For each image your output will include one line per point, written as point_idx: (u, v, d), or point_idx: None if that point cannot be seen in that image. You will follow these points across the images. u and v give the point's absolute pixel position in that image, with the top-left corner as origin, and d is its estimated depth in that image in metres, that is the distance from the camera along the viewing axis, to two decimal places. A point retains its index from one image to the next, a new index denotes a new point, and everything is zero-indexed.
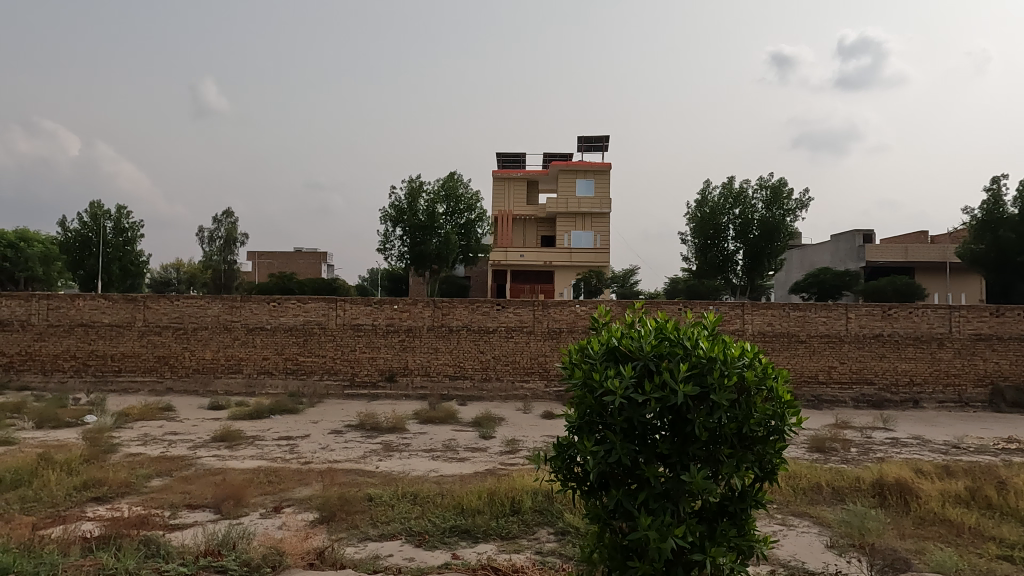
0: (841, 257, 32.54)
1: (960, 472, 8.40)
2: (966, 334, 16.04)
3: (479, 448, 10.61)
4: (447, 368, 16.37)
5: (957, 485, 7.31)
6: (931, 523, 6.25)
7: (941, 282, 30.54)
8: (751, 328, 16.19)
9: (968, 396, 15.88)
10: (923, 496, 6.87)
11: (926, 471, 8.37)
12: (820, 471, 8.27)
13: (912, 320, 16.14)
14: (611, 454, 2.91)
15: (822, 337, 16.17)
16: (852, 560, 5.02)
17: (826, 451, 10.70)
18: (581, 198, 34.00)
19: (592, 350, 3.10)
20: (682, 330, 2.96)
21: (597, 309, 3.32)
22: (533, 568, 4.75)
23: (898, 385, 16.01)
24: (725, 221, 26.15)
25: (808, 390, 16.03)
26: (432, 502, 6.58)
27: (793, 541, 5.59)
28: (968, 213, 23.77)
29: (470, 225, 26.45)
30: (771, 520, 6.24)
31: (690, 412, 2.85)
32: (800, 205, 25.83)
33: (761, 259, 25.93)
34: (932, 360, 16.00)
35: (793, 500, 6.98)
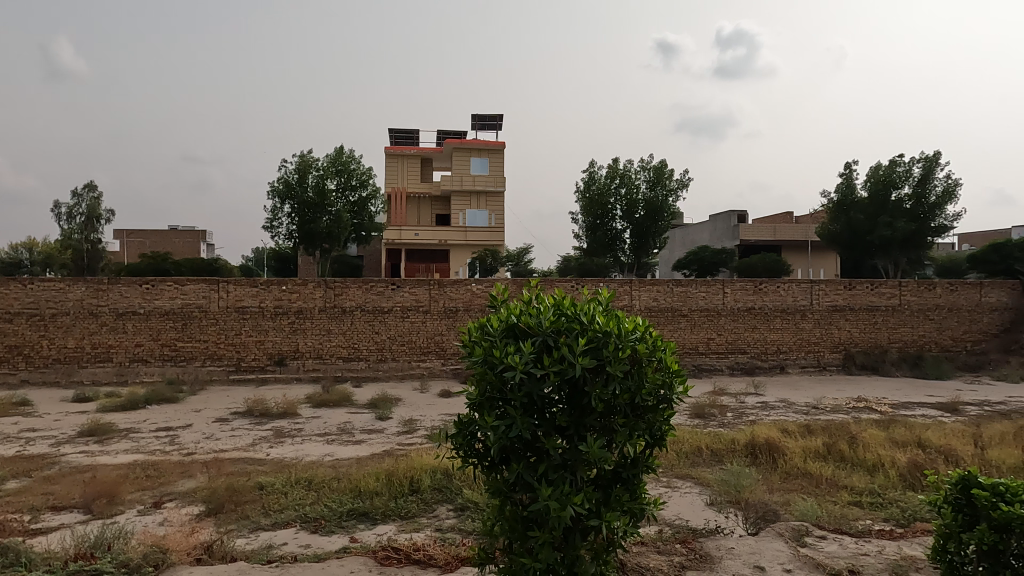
0: (718, 235, 34.75)
1: (818, 430, 9.34)
2: (824, 305, 17.72)
3: (376, 429, 10.46)
4: (341, 350, 15.95)
5: (816, 441, 8.12)
6: (795, 476, 6.93)
7: (803, 259, 33.43)
8: (639, 303, 16.97)
9: (825, 360, 17.62)
10: (788, 453, 7.58)
11: (791, 431, 9.21)
12: (700, 435, 8.87)
13: (779, 293, 17.58)
14: (512, 429, 2.95)
15: (701, 310, 17.26)
16: (730, 515, 5.43)
17: (705, 416, 11.53)
18: (476, 176, 33.98)
19: (492, 328, 3.12)
20: (579, 306, 3.07)
21: (496, 287, 3.34)
22: (435, 545, 4.76)
23: (767, 352, 17.45)
24: (613, 201, 27.07)
25: (690, 360, 17.09)
26: (328, 487, 6.44)
27: (678, 501, 5.99)
28: (826, 196, 26.16)
29: (363, 203, 25.68)
30: (658, 483, 6.64)
31: (587, 384, 2.95)
32: (681, 185, 27.24)
33: (647, 238, 27.20)
34: (796, 329, 17.57)
35: (677, 464, 7.49)
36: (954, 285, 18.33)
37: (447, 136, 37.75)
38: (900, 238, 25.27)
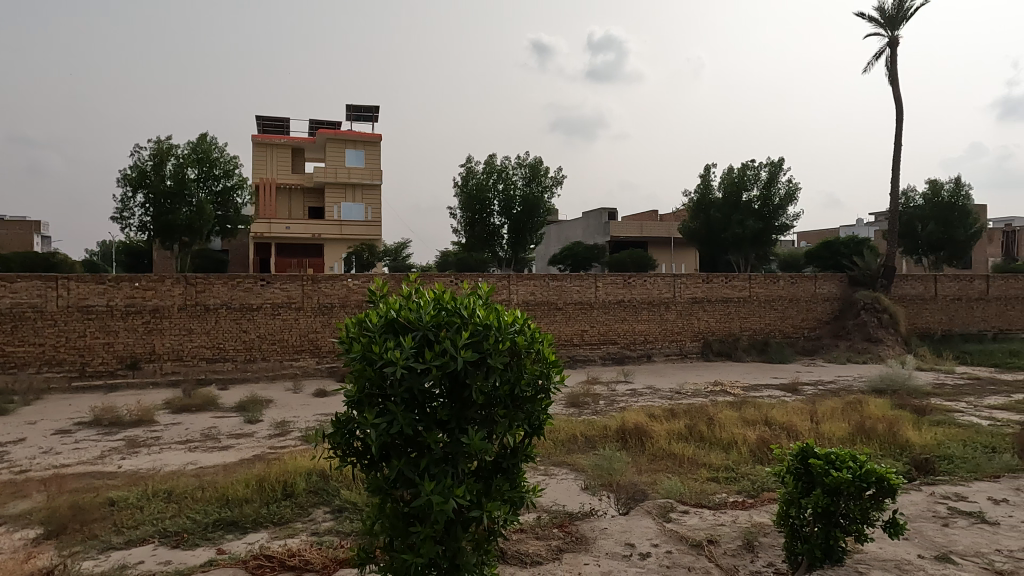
0: (590, 231, 36.25)
1: (680, 413, 10.07)
2: (685, 298, 19.04)
3: (245, 434, 9.89)
4: (204, 351, 14.88)
5: (679, 424, 8.75)
6: (661, 457, 7.42)
7: (667, 254, 35.69)
8: (516, 298, 17.27)
9: (686, 348, 18.97)
10: (654, 436, 8.10)
11: (657, 415, 9.84)
12: (575, 423, 9.24)
13: (646, 287, 18.65)
14: (393, 426, 2.92)
15: (575, 304, 17.91)
16: (602, 497, 5.71)
17: (580, 405, 12.01)
18: (351, 169, 32.98)
19: (371, 323, 3.06)
20: (459, 300, 3.09)
21: (374, 282, 3.29)
22: (310, 550, 4.59)
23: (635, 342, 18.47)
24: (490, 196, 27.35)
25: (566, 352, 17.68)
26: (191, 497, 6.00)
27: (555, 487, 6.22)
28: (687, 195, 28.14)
29: (227, 193, 24.06)
30: (536, 471, 6.84)
31: (468, 377, 2.97)
32: (555, 182, 28.07)
33: (524, 233, 27.80)
34: (661, 321, 18.75)
35: (554, 451, 7.75)
36: (794, 278, 20.42)
37: (319, 126, 36.26)
38: (750, 235, 27.75)
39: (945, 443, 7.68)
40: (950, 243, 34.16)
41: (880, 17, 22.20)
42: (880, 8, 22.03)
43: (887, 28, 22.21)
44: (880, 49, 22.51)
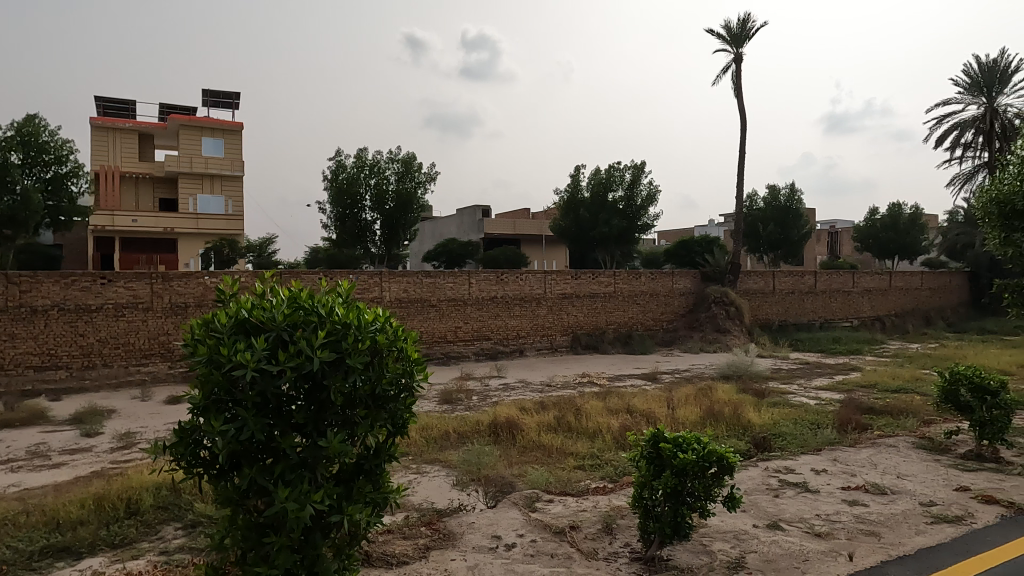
0: (464, 228, 36.42)
1: (550, 405, 10.40)
2: (555, 293, 19.67)
3: (82, 449, 8.90)
4: (31, 358, 13.19)
5: (548, 416, 9.04)
6: (531, 449, 7.63)
7: (539, 251, 36.67)
8: (389, 295, 16.91)
9: (557, 343, 19.63)
10: (524, 429, 8.30)
11: (528, 408, 10.09)
12: (447, 420, 9.24)
13: (518, 283, 19.04)
14: (243, 432, 2.76)
15: (449, 301, 17.87)
16: (471, 492, 5.76)
17: (453, 401, 12.02)
18: (208, 158, 30.70)
19: (219, 324, 2.87)
20: (317, 298, 2.98)
21: (224, 280, 3.09)
22: (156, 571, 4.24)
23: (508, 338, 18.81)
24: (362, 191, 26.62)
25: (440, 349, 17.62)
26: (11, 524, 5.30)
27: (425, 485, 6.17)
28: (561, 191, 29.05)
29: (60, 181, 21.48)
30: (407, 471, 6.76)
31: (326, 378, 2.87)
32: (428, 179, 27.88)
33: (397, 230, 27.40)
34: (532, 316, 19.24)
35: (426, 449, 7.71)
36: (654, 274, 21.77)
37: (170, 111, 33.36)
38: (616, 234, 29.34)
39: (779, 423, 8.55)
40: (785, 243, 38.08)
41: (727, 34, 24.16)
42: (726, 25, 23.98)
43: (732, 44, 24.23)
44: (726, 64, 24.52)
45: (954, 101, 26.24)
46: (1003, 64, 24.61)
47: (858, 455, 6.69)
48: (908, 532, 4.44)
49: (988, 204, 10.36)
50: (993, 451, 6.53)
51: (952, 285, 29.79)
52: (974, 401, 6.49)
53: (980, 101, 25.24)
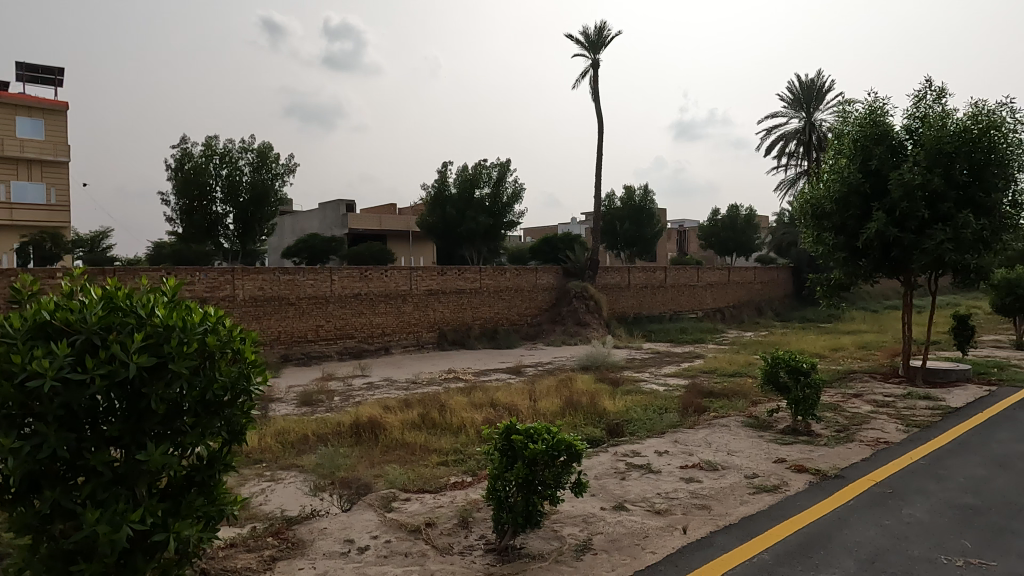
0: (327, 224, 35.00)
1: (414, 403, 10.29)
2: (421, 290, 19.50)
3: None
4: None
5: (412, 413, 8.93)
6: (393, 448, 7.49)
7: (406, 248, 36.18)
8: (242, 294, 15.81)
9: (423, 339, 19.49)
10: (387, 428, 8.15)
11: (391, 407, 9.92)
12: (306, 422, 8.85)
13: (383, 279, 18.64)
14: (44, 449, 2.46)
15: (309, 298, 17.07)
16: (326, 496, 5.54)
17: (313, 403, 11.51)
18: (24, 140, 27.02)
19: (11, 328, 2.53)
20: (134, 298, 2.73)
21: (22, 280, 2.74)
22: None
23: (373, 336, 18.36)
24: (211, 182, 24.75)
25: (299, 349, 16.77)
26: None
27: (278, 493, 5.85)
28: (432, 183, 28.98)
29: None
30: (260, 479, 6.36)
31: (146, 386, 2.64)
32: (287, 170, 26.51)
33: (252, 224, 25.82)
34: (398, 313, 18.93)
35: (282, 454, 7.33)
36: (519, 270, 22.27)
37: None
38: (482, 230, 29.84)
39: (631, 409, 9.09)
40: (640, 240, 40.61)
41: (585, 40, 25.21)
42: (584, 32, 25.07)
43: (590, 50, 25.38)
44: (585, 69, 25.65)
45: (780, 115, 29.37)
46: (818, 84, 27.93)
47: (696, 435, 7.29)
48: (734, 503, 4.91)
49: (804, 206, 11.69)
50: (805, 425, 7.41)
51: (779, 278, 33.35)
52: (790, 381, 7.32)
53: (800, 115, 28.46)
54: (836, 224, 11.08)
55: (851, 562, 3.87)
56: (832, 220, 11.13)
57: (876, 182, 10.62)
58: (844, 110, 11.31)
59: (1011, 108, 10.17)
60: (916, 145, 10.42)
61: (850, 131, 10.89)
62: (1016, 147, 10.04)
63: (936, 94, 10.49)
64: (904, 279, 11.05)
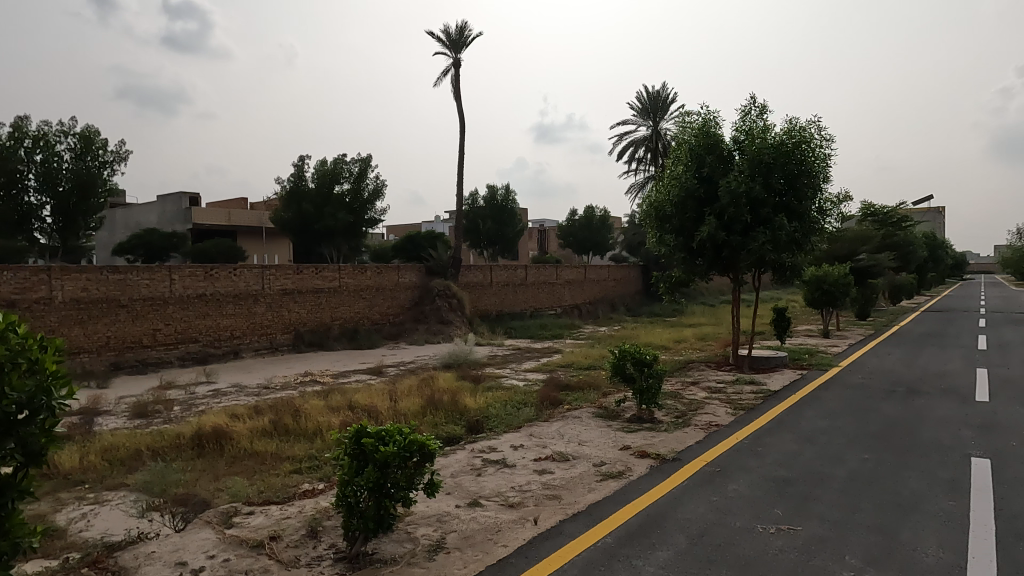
0: (167, 219, 32.03)
1: (266, 409, 9.69)
2: (274, 289, 18.45)
3: None
4: None
5: (263, 420, 8.41)
6: (240, 459, 7.00)
7: (259, 244, 34.08)
8: (61, 295, 14.01)
9: (277, 341, 18.45)
10: (234, 437, 7.61)
11: (239, 414, 9.27)
12: (139, 436, 8.01)
13: (231, 278, 17.39)
14: None
15: (145, 300, 15.51)
16: (157, 516, 5.05)
17: (149, 415, 10.47)
18: None
19: None
20: None
21: None
22: None
23: (220, 339, 17.07)
24: (23, 169, 21.70)
25: (133, 355, 15.18)
26: None
27: (100, 518, 5.23)
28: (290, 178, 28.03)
29: None
30: (79, 504, 5.66)
31: None
32: (117, 158, 23.93)
33: (75, 217, 23.02)
34: (249, 314, 17.75)
35: (109, 474, 6.58)
36: (380, 269, 21.78)
37: None
38: (342, 228, 28.90)
39: (490, 405, 9.21)
40: (502, 239, 41.35)
41: (446, 39, 25.18)
42: (445, 30, 25.04)
43: (451, 49, 25.39)
44: (446, 67, 25.63)
45: (630, 122, 31.22)
46: (663, 95, 30.04)
47: (551, 428, 7.54)
48: (582, 491, 5.13)
49: (648, 209, 12.49)
50: (649, 413, 7.95)
51: (630, 276, 35.49)
52: (636, 372, 7.80)
53: (648, 124, 30.44)
54: (676, 226, 11.97)
55: (683, 538, 4.19)
56: (673, 222, 12.00)
57: (709, 189, 11.62)
58: (683, 120, 12.23)
59: (818, 125, 11.57)
60: (742, 155, 11.53)
61: (688, 140, 11.81)
62: (822, 160, 11.43)
63: (759, 110, 11.66)
64: (734, 277, 12.16)
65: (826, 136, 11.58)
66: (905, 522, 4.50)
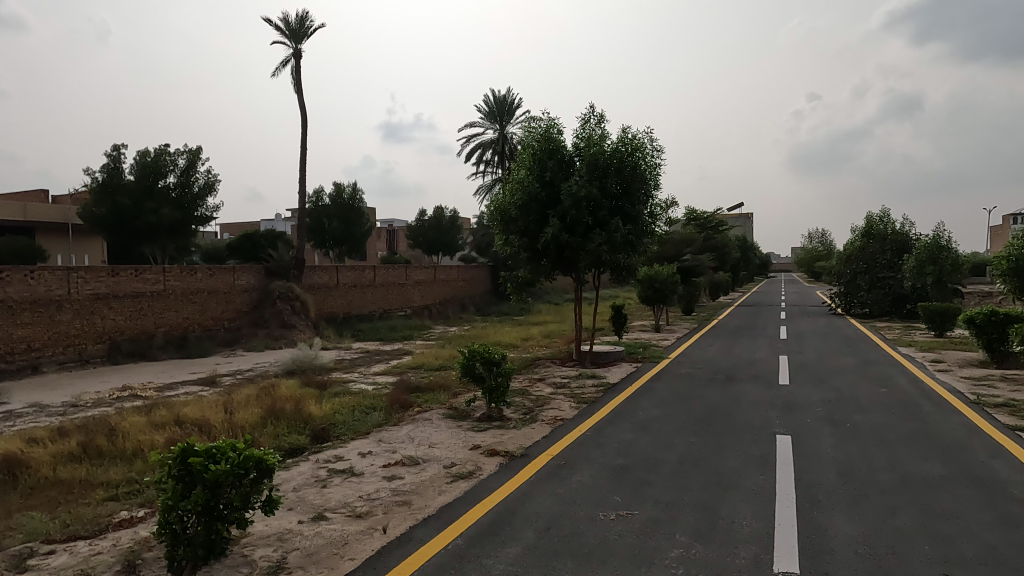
0: None
1: (74, 430, 8.51)
2: (84, 294, 16.31)
3: None
4: None
5: (70, 443, 7.37)
6: (41, 489, 6.07)
7: (63, 243, 30.04)
8: None
9: (88, 353, 16.33)
10: (33, 465, 6.60)
11: (38, 439, 8.03)
12: None
13: (27, 282, 15.06)
14: None
15: None
16: None
17: None
18: None
19: None
20: None
21: None
22: None
23: (14, 352, 14.73)
24: None
25: None
26: None
27: None
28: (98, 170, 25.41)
29: None
30: None
31: None
32: None
33: None
34: (51, 322, 15.51)
35: None
36: (212, 270, 20.07)
37: None
38: (166, 225, 26.26)
39: (337, 411, 8.84)
40: (349, 239, 40.01)
41: (285, 27, 23.86)
42: (284, 18, 23.71)
43: (290, 39, 24.09)
44: (286, 57, 24.25)
45: (477, 125, 31.70)
46: (509, 100, 30.84)
47: (400, 432, 7.40)
48: (433, 494, 5.10)
49: (494, 211, 12.71)
50: (498, 411, 8.10)
51: (479, 276, 35.99)
52: (485, 371, 7.91)
53: (495, 127, 31.10)
54: (521, 228, 12.31)
55: (531, 532, 4.30)
56: (517, 224, 12.32)
57: (551, 192, 12.09)
58: (527, 125, 12.62)
59: (649, 136, 12.50)
60: (581, 161, 12.15)
61: (532, 145, 12.22)
62: (653, 168, 12.37)
63: (597, 119, 12.35)
64: (576, 277, 12.74)
65: (656, 146, 12.55)
66: (725, 498, 4.98)
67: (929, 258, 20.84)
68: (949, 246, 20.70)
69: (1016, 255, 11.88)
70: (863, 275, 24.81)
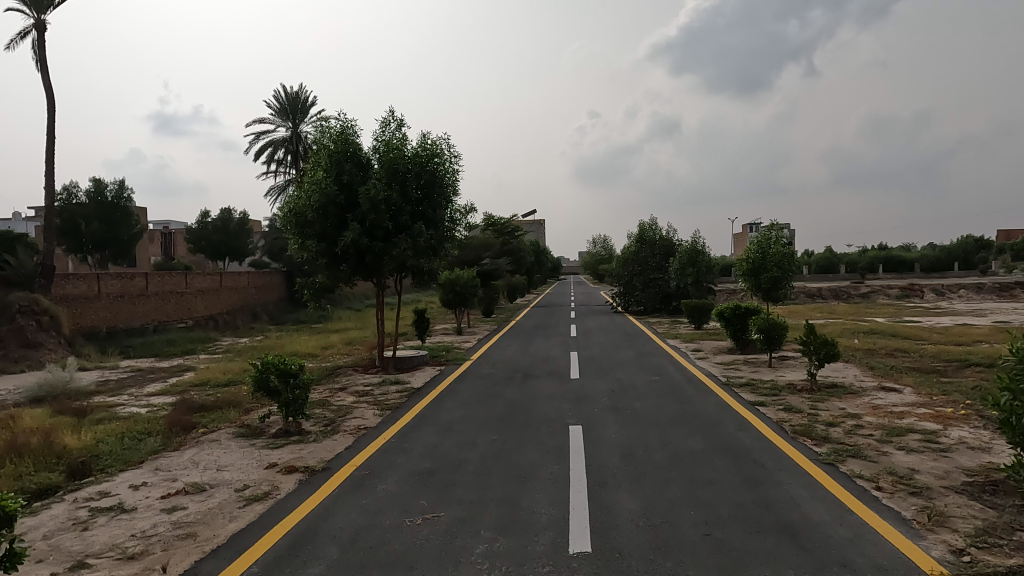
0: None
1: None
2: None
3: None
4: None
5: None
6: None
7: None
8: None
9: None
10: None
11: None
12: None
13: None
14: None
15: None
16: None
17: None
18: None
19: None
20: None
21: None
22: None
23: None
24: None
25: None
26: None
27: None
28: None
29: None
30: None
31: None
32: None
33: None
34: None
35: None
36: None
37: None
38: None
39: (102, 441, 7.68)
40: (113, 242, 35.07)
41: None
42: None
43: (31, 7, 20.47)
44: (25, 28, 20.54)
45: (268, 121, 29.71)
46: (302, 97, 29.40)
47: (181, 458, 6.65)
48: (223, 522, 4.66)
49: (288, 212, 11.95)
50: (296, 425, 7.67)
51: (272, 282, 33.74)
52: (280, 385, 7.44)
53: (287, 125, 29.40)
54: (317, 232, 11.75)
55: (334, 548, 4.14)
56: (313, 228, 11.75)
57: (348, 195, 11.75)
58: (324, 124, 12.14)
59: (448, 143, 12.77)
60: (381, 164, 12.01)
61: (329, 146, 11.78)
62: (453, 174, 12.64)
63: (397, 123, 12.29)
64: (377, 282, 12.49)
65: (454, 153, 12.85)
66: (525, 491, 5.23)
67: (689, 260, 23.96)
68: (703, 250, 23.98)
69: (753, 258, 14.18)
70: (638, 276, 27.75)
